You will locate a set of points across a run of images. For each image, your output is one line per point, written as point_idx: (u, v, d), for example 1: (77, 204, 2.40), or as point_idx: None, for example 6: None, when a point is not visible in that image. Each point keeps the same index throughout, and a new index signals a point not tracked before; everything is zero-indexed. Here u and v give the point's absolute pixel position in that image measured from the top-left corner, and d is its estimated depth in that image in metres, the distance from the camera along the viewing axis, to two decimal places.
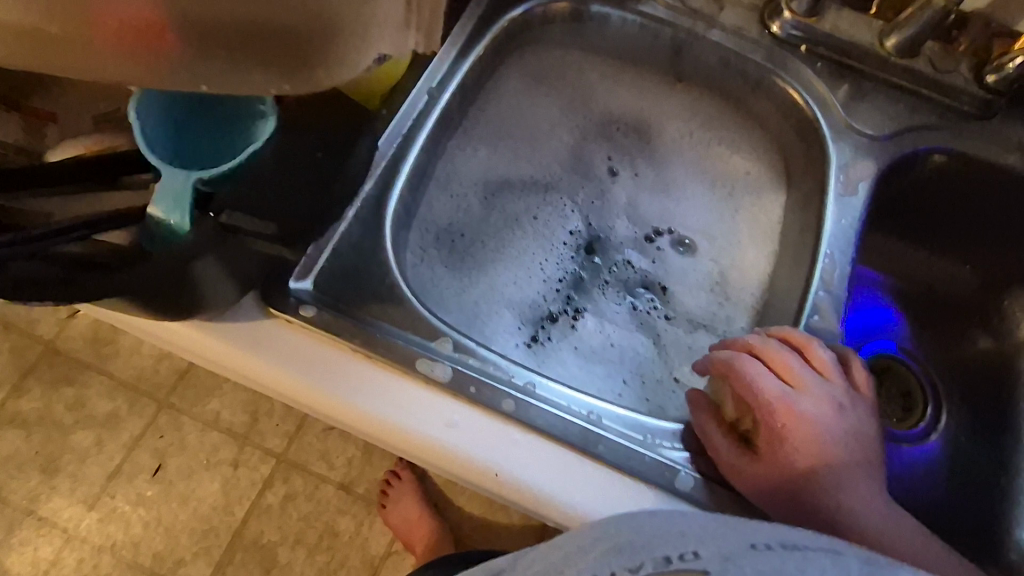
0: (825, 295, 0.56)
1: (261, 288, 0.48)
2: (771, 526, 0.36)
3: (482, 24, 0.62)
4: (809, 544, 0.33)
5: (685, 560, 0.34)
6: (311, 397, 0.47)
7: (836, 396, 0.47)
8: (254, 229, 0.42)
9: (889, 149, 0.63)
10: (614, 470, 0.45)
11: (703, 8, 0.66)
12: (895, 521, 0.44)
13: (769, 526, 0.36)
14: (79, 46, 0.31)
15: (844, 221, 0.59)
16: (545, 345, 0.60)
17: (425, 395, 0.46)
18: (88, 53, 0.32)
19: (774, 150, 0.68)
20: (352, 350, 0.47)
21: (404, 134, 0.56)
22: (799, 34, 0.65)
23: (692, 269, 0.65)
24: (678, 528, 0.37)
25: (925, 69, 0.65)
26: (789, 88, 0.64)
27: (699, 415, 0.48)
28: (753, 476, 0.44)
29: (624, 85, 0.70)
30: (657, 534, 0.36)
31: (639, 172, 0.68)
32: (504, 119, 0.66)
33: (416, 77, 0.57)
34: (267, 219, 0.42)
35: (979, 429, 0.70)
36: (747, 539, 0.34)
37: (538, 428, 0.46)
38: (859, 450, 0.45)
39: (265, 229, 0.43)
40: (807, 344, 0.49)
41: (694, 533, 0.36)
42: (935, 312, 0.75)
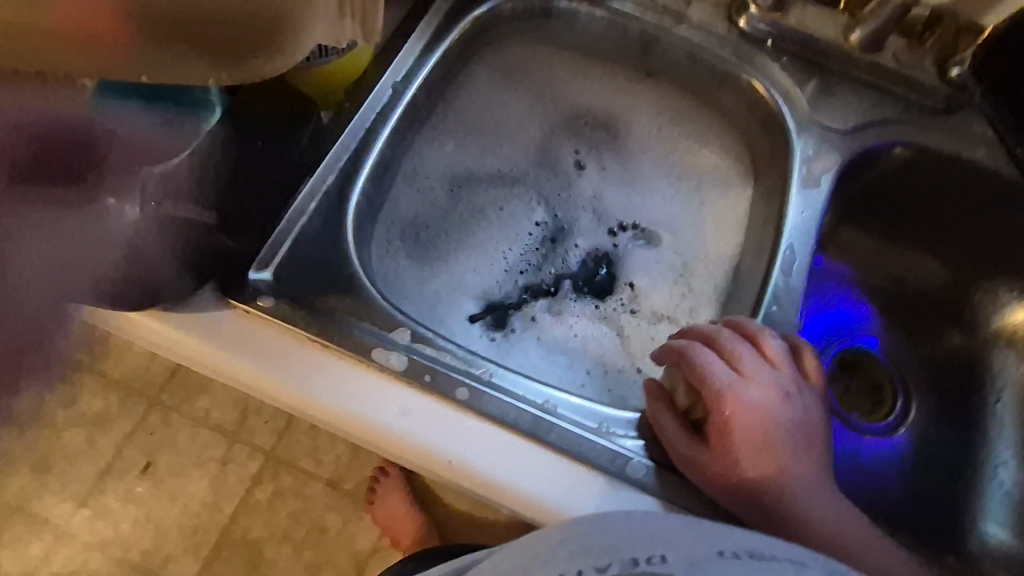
0: (783, 285, 0.57)
1: (219, 279, 0.49)
2: (740, 533, 0.36)
3: (448, 19, 0.63)
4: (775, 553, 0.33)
5: (653, 563, 0.33)
6: (268, 386, 0.47)
7: (783, 383, 0.48)
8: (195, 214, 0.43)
9: (853, 142, 0.64)
10: (564, 457, 0.46)
11: (672, 4, 0.67)
12: (836, 507, 0.45)
13: (738, 533, 0.36)
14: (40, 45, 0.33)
15: (805, 213, 0.60)
16: (508, 337, 0.60)
17: (379, 383, 0.47)
18: (50, 50, 0.34)
19: (742, 144, 0.68)
20: (308, 340, 0.48)
21: (368, 128, 0.57)
22: (765, 28, 0.66)
23: (656, 262, 0.66)
24: (649, 528, 0.37)
25: (891, 64, 0.66)
26: (754, 81, 0.65)
27: (654, 402, 0.49)
28: (702, 462, 0.45)
29: (593, 80, 0.70)
30: (628, 536, 0.36)
31: (606, 166, 0.69)
32: (472, 114, 0.67)
33: (380, 73, 0.58)
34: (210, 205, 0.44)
35: (950, 423, 0.71)
36: (715, 545, 0.34)
37: (491, 416, 0.47)
38: (803, 436, 0.47)
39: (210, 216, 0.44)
40: (759, 333, 0.50)
41: (662, 537, 0.35)
42: (909, 308, 0.75)
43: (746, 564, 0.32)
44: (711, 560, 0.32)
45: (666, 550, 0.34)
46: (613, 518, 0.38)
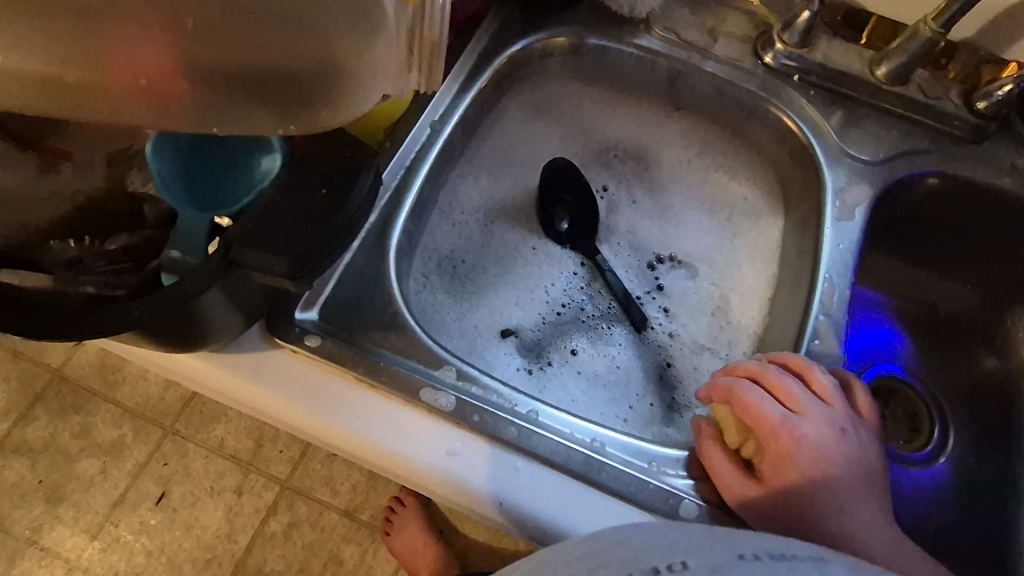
0: (825, 318, 0.57)
1: (266, 318, 0.49)
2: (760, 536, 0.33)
3: (482, 59, 0.64)
4: (797, 554, 0.30)
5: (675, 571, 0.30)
6: (408, 468, 0.46)
7: (837, 421, 0.47)
8: (263, 264, 0.39)
9: (884, 173, 0.64)
10: (616, 497, 0.46)
11: (698, 40, 0.68)
12: (898, 548, 0.44)
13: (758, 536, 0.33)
14: (93, 93, 0.35)
15: (841, 245, 0.60)
16: (546, 370, 0.60)
17: (532, 468, 0.46)
18: (103, 99, 0.35)
19: (772, 177, 0.69)
20: (405, 402, 0.47)
21: (407, 166, 0.57)
22: (792, 63, 0.67)
23: (693, 292, 0.66)
24: (667, 539, 0.33)
25: (916, 96, 0.66)
26: (784, 115, 0.66)
27: (704, 440, 0.48)
28: (762, 502, 0.44)
29: (622, 114, 0.72)
30: (644, 547, 0.33)
31: (638, 199, 0.70)
32: (504, 148, 0.68)
33: (418, 111, 0.59)
34: (273, 253, 0.39)
35: (986, 451, 0.71)
36: (734, 549, 0.31)
37: (540, 456, 0.46)
38: (860, 474, 0.46)
39: (274, 266, 0.39)
40: (809, 368, 0.50)
41: (683, 544, 0.32)
42: (939, 335, 0.75)
43: (765, 567, 0.29)
44: (732, 564, 0.29)
45: (686, 557, 0.31)
46: (634, 531, 0.35)
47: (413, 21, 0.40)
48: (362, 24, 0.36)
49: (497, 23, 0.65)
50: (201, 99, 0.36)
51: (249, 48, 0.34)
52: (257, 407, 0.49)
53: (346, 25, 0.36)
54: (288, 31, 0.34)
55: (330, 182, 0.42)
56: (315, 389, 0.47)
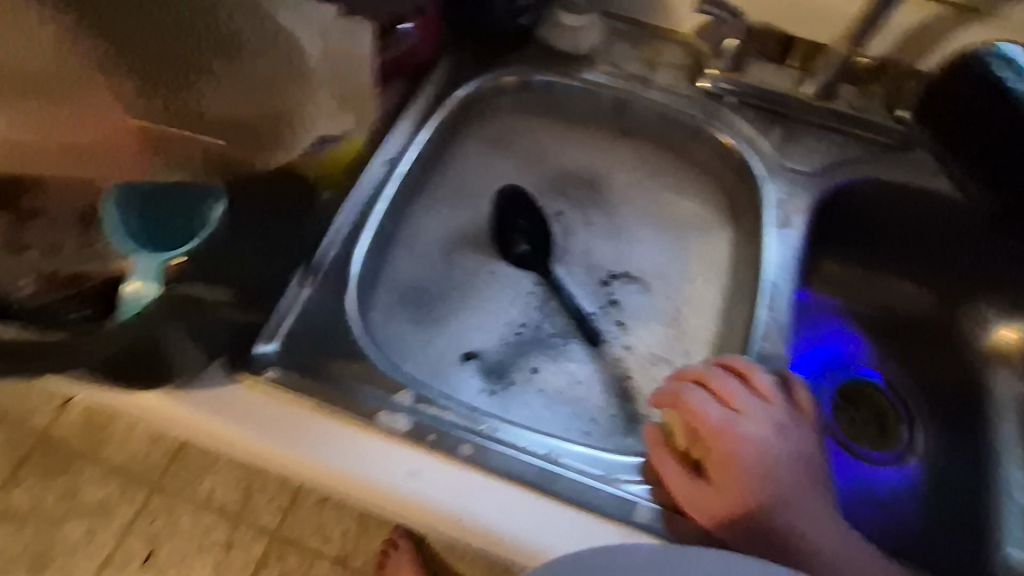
0: (771, 320, 0.59)
1: (229, 354, 0.50)
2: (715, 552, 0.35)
3: (435, 101, 0.68)
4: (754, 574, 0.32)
5: None
6: (368, 491, 0.47)
7: (776, 418, 0.49)
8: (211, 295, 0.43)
9: (820, 183, 0.68)
10: (573, 506, 0.46)
11: (638, 71, 0.72)
12: (842, 539, 0.45)
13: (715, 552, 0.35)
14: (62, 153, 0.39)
15: (783, 251, 0.63)
16: (509, 390, 0.62)
17: (488, 483, 0.47)
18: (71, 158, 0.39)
19: (719, 193, 0.73)
20: (363, 425, 0.49)
21: (365, 203, 0.60)
22: (727, 87, 0.71)
23: (647, 306, 0.68)
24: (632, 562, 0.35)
25: (846, 110, 0.71)
26: (722, 134, 0.70)
27: (654, 446, 0.49)
28: (710, 503, 0.45)
29: (574, 143, 0.75)
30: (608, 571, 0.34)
31: (592, 221, 0.73)
32: (461, 181, 0.71)
33: (375, 151, 0.62)
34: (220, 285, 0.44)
35: (954, 447, 0.72)
36: None
37: (497, 471, 0.47)
38: (802, 468, 0.47)
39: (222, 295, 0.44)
40: (749, 369, 0.51)
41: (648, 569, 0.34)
42: (900, 335, 0.77)
43: None
44: None
45: None
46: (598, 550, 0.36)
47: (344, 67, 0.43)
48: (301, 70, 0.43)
49: (449, 67, 0.70)
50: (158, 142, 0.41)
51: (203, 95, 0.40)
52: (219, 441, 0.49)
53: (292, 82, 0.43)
54: (242, 87, 0.41)
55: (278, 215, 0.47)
56: (274, 418, 0.49)
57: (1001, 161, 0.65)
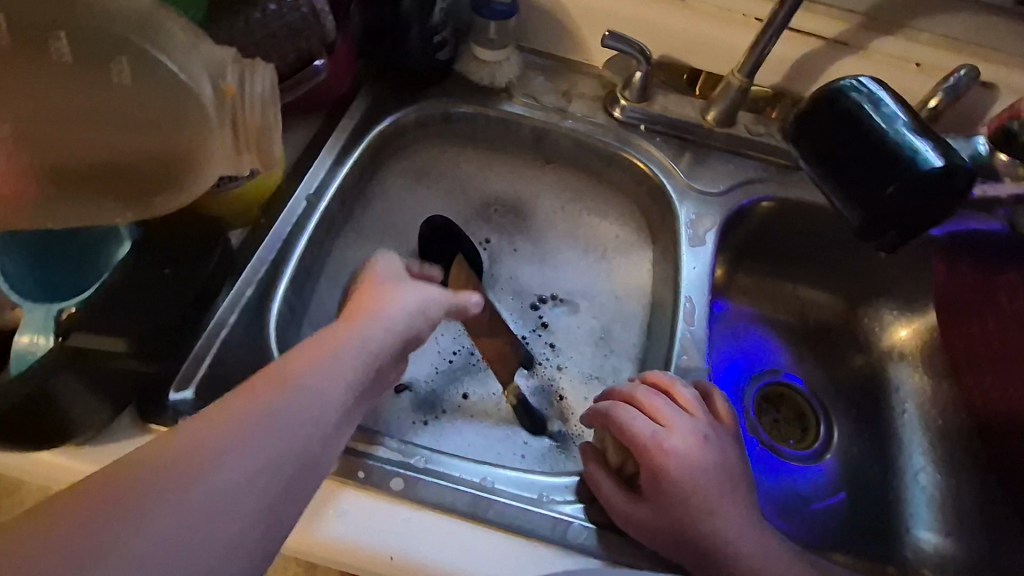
0: (689, 333, 0.62)
1: (138, 404, 0.48)
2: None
3: (354, 136, 0.68)
4: None
5: None
6: (298, 538, 0.45)
7: (701, 429, 0.51)
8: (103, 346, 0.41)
9: (726, 203, 0.73)
10: (506, 533, 0.47)
11: (555, 102, 0.76)
12: (764, 542, 0.48)
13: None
14: None
15: (697, 267, 0.67)
16: (443, 420, 0.62)
17: (424, 517, 0.47)
18: None
19: (637, 214, 0.77)
20: None
21: (284, 240, 0.59)
22: (637, 115, 0.76)
23: (575, 326, 0.70)
24: None
25: (744, 134, 0.77)
26: (636, 160, 0.74)
27: (589, 463, 0.51)
28: (641, 517, 0.47)
29: (497, 171, 0.78)
30: None
31: (518, 246, 0.75)
32: (387, 212, 0.72)
33: (294, 187, 0.62)
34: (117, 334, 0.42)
35: (865, 441, 0.78)
36: None
37: (428, 502, 0.47)
38: (726, 476, 0.50)
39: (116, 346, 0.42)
40: (673, 384, 0.54)
41: None
42: (809, 338, 0.83)
43: None
44: None
45: None
46: None
47: (234, 110, 0.40)
48: (179, 113, 0.39)
49: (369, 101, 0.71)
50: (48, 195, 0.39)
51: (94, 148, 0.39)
52: None
53: (175, 124, 0.39)
54: (122, 128, 0.39)
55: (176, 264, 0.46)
56: None
57: (860, 187, 0.54)
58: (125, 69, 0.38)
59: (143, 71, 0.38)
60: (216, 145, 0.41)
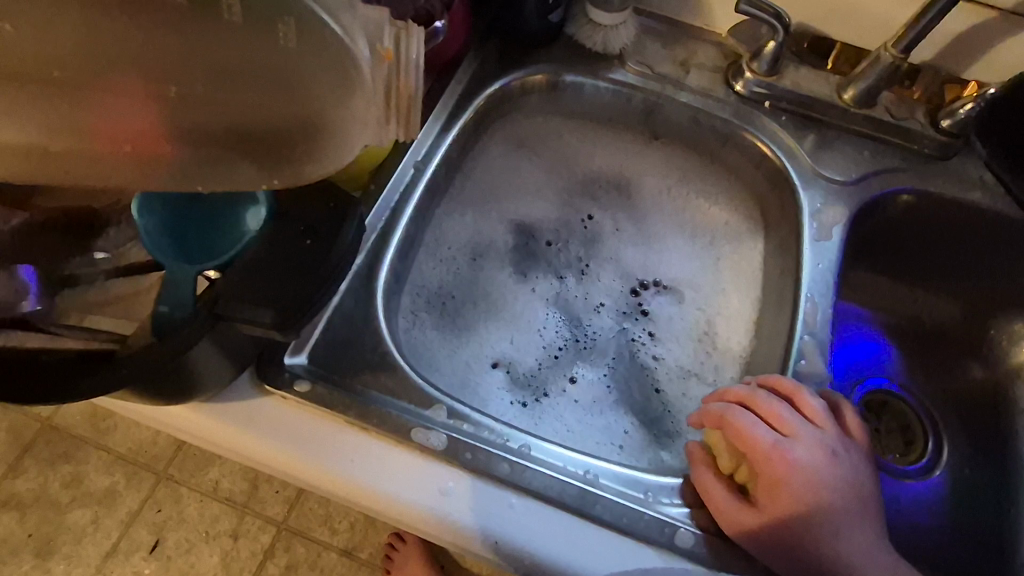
0: (810, 338, 0.58)
1: (256, 366, 0.49)
2: None
3: (462, 100, 0.66)
4: None
5: None
6: (404, 512, 0.46)
7: (830, 443, 0.47)
8: (248, 316, 0.40)
9: (857, 193, 0.66)
10: (613, 531, 0.45)
11: (670, 72, 0.70)
12: (893, 572, 0.44)
13: None
14: (84, 156, 0.37)
15: (821, 265, 0.61)
16: (540, 402, 0.61)
17: (529, 505, 0.46)
18: (94, 161, 0.38)
19: (750, 200, 0.71)
20: (393, 442, 0.48)
21: (393, 207, 0.58)
22: (762, 90, 0.69)
23: (677, 317, 0.67)
24: None
25: (884, 117, 0.68)
26: (758, 140, 0.68)
27: (697, 465, 0.48)
28: (757, 529, 0.44)
29: (601, 145, 0.73)
30: None
31: (621, 227, 0.71)
32: (487, 182, 0.70)
33: (402, 153, 0.60)
34: (262, 305, 0.40)
35: (981, 464, 0.71)
36: None
37: (533, 491, 0.46)
38: (855, 497, 0.46)
39: (259, 317, 0.40)
40: (798, 392, 0.50)
41: None
42: (924, 345, 0.77)
43: None
44: None
45: None
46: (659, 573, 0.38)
47: (387, 79, 0.37)
48: (338, 76, 0.36)
49: (476, 64, 0.68)
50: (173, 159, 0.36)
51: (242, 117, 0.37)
52: (249, 456, 0.49)
53: (318, 83, 0.36)
54: (268, 88, 0.36)
55: (314, 231, 0.43)
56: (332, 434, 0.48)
57: None
58: (290, 30, 0.35)
59: (311, 37, 0.35)
60: (362, 107, 0.37)
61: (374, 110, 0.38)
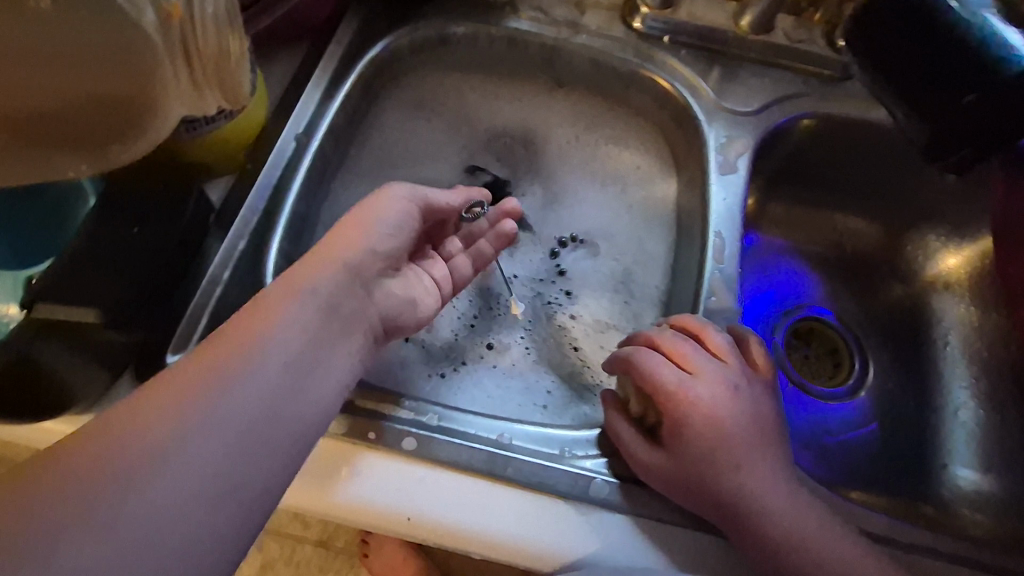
0: (719, 273, 0.57)
1: (134, 369, 0.46)
2: None
3: (345, 63, 0.62)
4: None
5: None
6: (317, 504, 0.44)
7: (732, 378, 0.47)
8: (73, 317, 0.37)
9: (761, 123, 0.65)
10: (526, 490, 0.45)
11: (566, 15, 0.67)
12: (797, 503, 0.43)
13: None
14: None
15: (727, 199, 0.61)
16: (459, 373, 0.59)
17: (438, 476, 0.45)
18: None
19: (661, 141, 0.69)
20: None
21: (275, 186, 0.55)
22: (659, 25, 0.67)
23: (594, 269, 0.66)
24: None
25: (783, 42, 0.68)
26: (658, 78, 0.66)
27: (608, 410, 0.48)
28: (661, 468, 0.44)
29: (505, 99, 0.70)
30: None
31: (531, 184, 0.69)
32: (387, 150, 0.66)
33: (280, 127, 0.57)
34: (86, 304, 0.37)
35: (906, 377, 0.73)
36: None
37: (441, 461, 0.45)
38: (757, 429, 0.45)
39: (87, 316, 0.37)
40: (704, 329, 0.49)
41: None
42: (847, 269, 0.78)
43: None
44: None
45: None
46: None
47: (183, 35, 0.36)
48: (112, 38, 0.34)
49: (357, 24, 0.63)
50: (102, 480, 0.30)
51: (223, 377, 0.34)
52: None
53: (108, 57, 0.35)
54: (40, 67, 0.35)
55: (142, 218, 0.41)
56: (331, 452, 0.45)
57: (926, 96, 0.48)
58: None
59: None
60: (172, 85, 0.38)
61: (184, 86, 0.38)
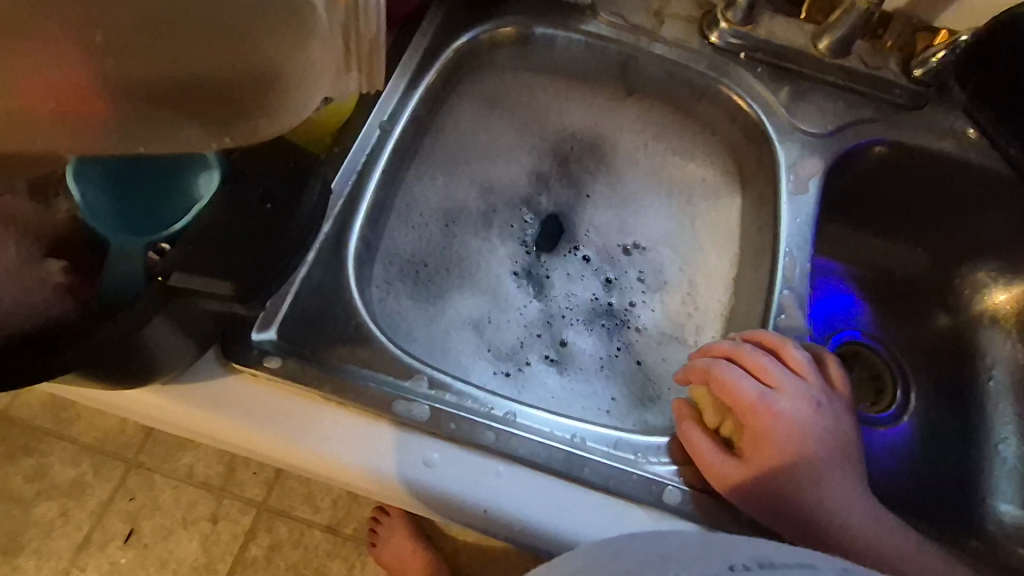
0: (788, 292, 0.57)
1: (221, 343, 0.46)
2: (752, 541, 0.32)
3: (427, 55, 0.62)
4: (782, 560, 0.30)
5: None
6: (390, 487, 0.45)
7: (813, 395, 0.48)
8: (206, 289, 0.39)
9: (833, 145, 0.65)
10: (604, 493, 0.45)
11: (644, 23, 0.67)
12: (872, 518, 0.45)
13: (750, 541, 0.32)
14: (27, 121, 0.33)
15: (798, 219, 0.61)
16: (523, 371, 0.60)
17: (516, 471, 0.45)
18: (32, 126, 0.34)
19: (727, 156, 0.70)
20: (375, 416, 0.46)
21: (359, 170, 0.55)
22: (738, 41, 0.67)
23: (654, 277, 0.66)
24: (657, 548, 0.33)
25: (858, 67, 0.67)
26: (733, 93, 0.66)
27: (683, 419, 0.48)
28: (744, 480, 0.44)
29: (575, 102, 0.71)
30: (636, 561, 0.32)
31: (596, 188, 0.69)
32: (458, 144, 0.66)
33: (365, 114, 0.57)
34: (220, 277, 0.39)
35: (949, 408, 0.73)
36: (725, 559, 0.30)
37: (519, 458, 0.45)
38: (836, 445, 0.47)
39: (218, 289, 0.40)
40: (782, 345, 0.50)
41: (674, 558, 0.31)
42: (896, 296, 0.78)
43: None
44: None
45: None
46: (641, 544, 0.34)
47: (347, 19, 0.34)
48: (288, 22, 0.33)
49: (441, 17, 0.64)
50: None
51: None
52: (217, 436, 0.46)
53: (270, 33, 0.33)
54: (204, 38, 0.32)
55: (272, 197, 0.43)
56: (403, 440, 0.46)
57: None
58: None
59: None
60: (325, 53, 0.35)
61: (336, 57, 0.36)
